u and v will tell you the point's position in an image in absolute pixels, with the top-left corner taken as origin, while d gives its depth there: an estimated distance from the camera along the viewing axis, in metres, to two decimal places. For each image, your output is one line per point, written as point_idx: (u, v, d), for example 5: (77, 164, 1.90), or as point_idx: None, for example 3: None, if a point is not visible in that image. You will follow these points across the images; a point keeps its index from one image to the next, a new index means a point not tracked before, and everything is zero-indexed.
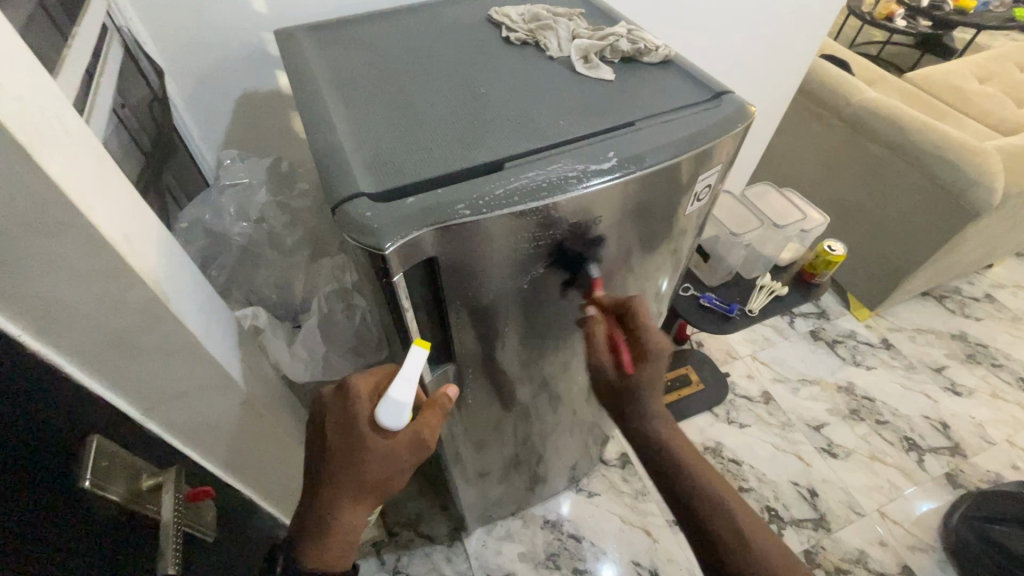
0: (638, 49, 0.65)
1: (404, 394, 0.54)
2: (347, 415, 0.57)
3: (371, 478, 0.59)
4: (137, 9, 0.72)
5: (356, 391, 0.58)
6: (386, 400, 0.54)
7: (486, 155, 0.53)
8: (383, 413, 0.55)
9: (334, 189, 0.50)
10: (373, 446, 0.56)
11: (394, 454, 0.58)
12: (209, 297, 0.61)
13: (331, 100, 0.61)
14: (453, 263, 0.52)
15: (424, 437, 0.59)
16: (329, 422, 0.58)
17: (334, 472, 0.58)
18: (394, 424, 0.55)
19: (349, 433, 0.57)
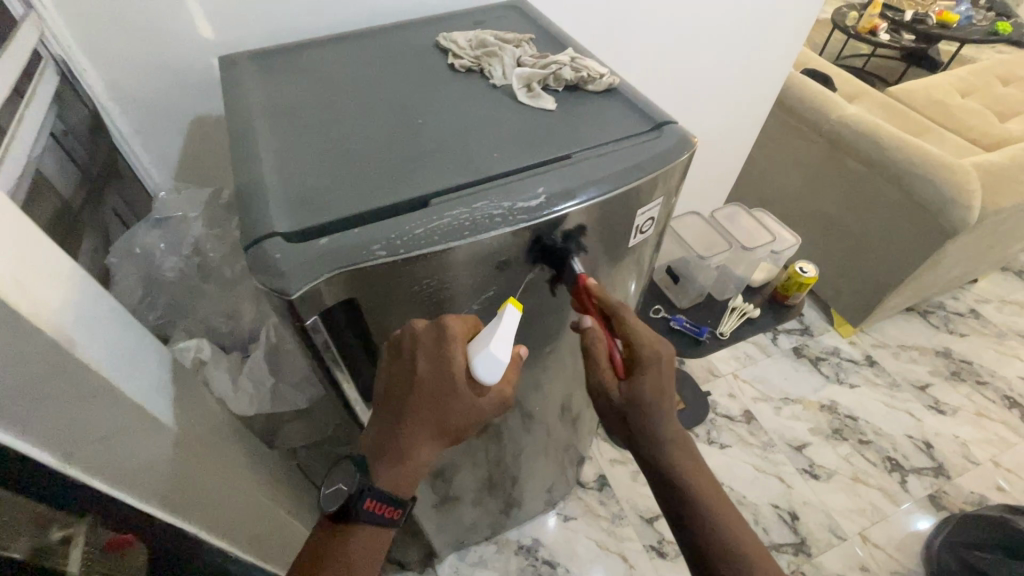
0: (582, 78, 0.63)
1: (504, 351, 0.49)
2: (441, 358, 0.50)
3: (450, 429, 0.53)
4: (76, 36, 0.71)
5: (454, 334, 0.50)
6: (485, 350, 0.49)
7: (412, 191, 0.52)
8: (481, 362, 0.49)
9: (248, 228, 0.49)
10: (461, 395, 0.51)
11: (476, 410, 0.53)
12: (136, 336, 0.59)
13: (262, 131, 0.59)
14: (374, 304, 0.50)
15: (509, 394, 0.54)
16: (421, 359, 0.50)
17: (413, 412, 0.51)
18: (488, 381, 0.50)
19: (438, 377, 0.50)
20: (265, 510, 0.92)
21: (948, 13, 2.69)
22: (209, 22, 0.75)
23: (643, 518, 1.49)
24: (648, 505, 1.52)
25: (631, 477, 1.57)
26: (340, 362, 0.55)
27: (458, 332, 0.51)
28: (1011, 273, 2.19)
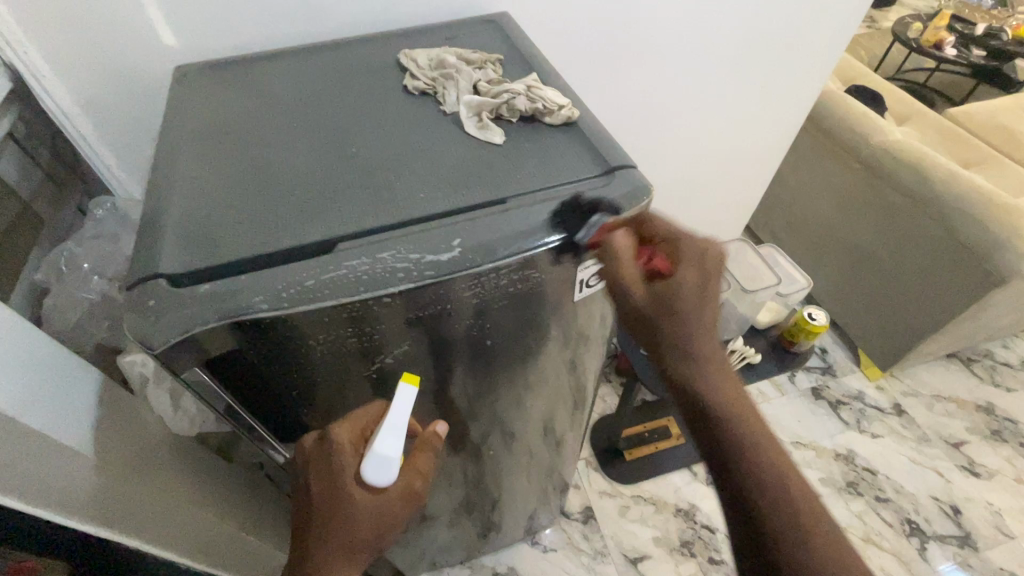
0: (538, 109, 0.57)
1: (390, 445, 0.49)
2: (330, 474, 0.51)
3: (360, 538, 0.52)
4: (32, 40, 0.68)
5: (341, 444, 0.52)
6: (370, 456, 0.49)
7: (318, 234, 0.47)
8: (367, 468, 0.49)
9: (136, 268, 0.45)
10: (362, 500, 0.51)
11: (386, 510, 0.53)
12: (47, 357, 0.58)
13: (186, 154, 0.56)
14: (265, 356, 0.46)
15: (416, 488, 0.54)
16: (315, 477, 0.52)
17: (322, 529, 0.52)
18: (383, 482, 0.50)
19: (333, 489, 0.51)
20: (231, 524, 0.90)
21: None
22: (172, 29, 0.73)
23: (626, 558, 1.41)
24: (634, 544, 1.43)
25: (619, 513, 1.49)
26: (242, 409, 0.52)
27: (345, 440, 0.52)
28: None
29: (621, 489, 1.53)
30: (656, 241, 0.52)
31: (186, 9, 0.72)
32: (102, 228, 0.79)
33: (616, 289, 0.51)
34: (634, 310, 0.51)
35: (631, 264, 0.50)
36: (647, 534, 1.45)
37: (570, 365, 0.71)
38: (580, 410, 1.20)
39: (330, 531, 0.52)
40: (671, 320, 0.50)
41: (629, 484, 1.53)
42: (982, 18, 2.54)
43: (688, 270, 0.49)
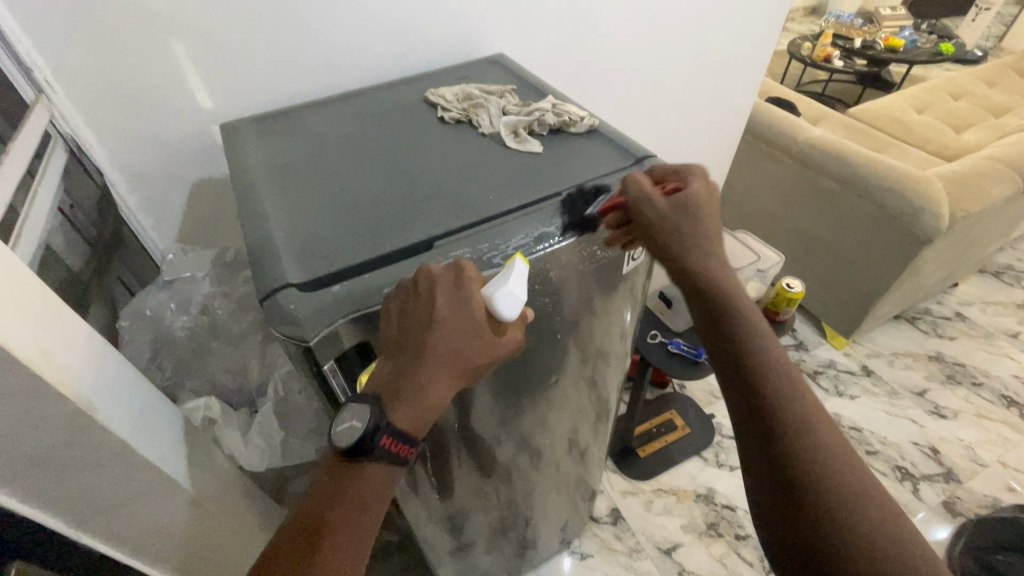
0: (564, 121, 0.68)
1: (519, 290, 0.48)
2: (459, 295, 0.48)
3: (466, 367, 0.49)
4: (82, 116, 0.75)
5: (472, 274, 0.49)
6: (503, 287, 0.48)
7: (416, 236, 0.54)
8: (500, 299, 0.48)
9: (262, 282, 0.51)
10: (487, 327, 0.49)
11: (496, 351, 0.50)
12: (150, 394, 0.61)
13: (267, 189, 0.62)
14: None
15: (520, 347, 0.52)
16: (442, 294, 0.48)
17: (439, 342, 0.47)
18: (508, 319, 0.49)
19: (459, 308, 0.48)
20: None
21: (893, 39, 2.89)
22: (207, 93, 0.80)
23: (661, 549, 1.46)
24: (665, 535, 1.49)
25: (644, 508, 1.55)
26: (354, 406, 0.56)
27: (475, 273, 0.50)
28: (988, 275, 2.26)
29: (642, 486, 1.59)
30: (666, 178, 0.60)
31: (222, 75, 0.79)
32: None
33: (637, 205, 0.56)
34: (659, 219, 0.55)
35: (700, 185, 0.57)
36: (676, 523, 1.51)
37: (610, 350, 0.80)
38: (602, 421, 1.28)
39: (447, 347, 0.47)
40: (690, 228, 0.54)
41: (648, 479, 1.60)
42: (857, 34, 2.98)
43: (699, 184, 0.56)
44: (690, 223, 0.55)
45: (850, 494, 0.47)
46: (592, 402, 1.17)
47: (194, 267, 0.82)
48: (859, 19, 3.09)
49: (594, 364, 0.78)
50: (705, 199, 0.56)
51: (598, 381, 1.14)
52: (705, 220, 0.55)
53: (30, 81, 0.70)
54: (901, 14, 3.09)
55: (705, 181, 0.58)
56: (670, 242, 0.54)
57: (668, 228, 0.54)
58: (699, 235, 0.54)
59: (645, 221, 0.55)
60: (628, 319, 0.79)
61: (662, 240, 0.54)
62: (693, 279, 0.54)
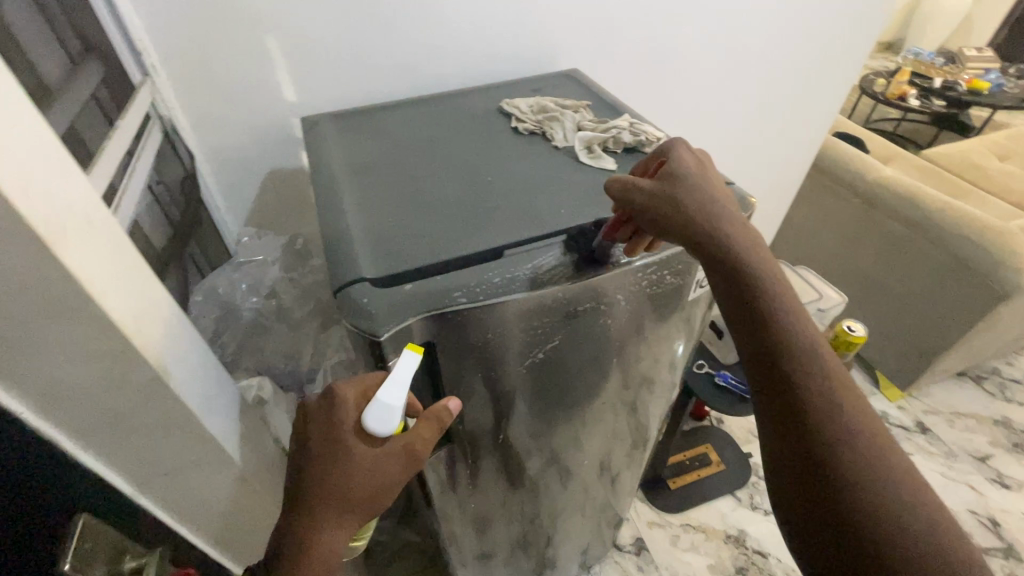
0: (640, 141, 0.68)
1: (395, 398, 0.47)
2: (327, 424, 0.48)
3: (354, 500, 0.47)
4: (180, 101, 0.80)
5: (344, 397, 0.50)
6: (374, 404, 0.47)
7: (488, 242, 0.55)
8: (370, 417, 0.47)
9: (338, 274, 0.52)
10: (359, 450, 0.48)
11: (381, 468, 0.48)
12: (215, 368, 0.62)
13: (345, 184, 0.64)
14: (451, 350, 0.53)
15: (417, 449, 0.50)
16: (313, 431, 0.49)
17: (310, 482, 0.47)
18: (382, 433, 0.47)
19: (330, 437, 0.48)
20: None
21: (976, 81, 2.75)
22: (294, 88, 0.84)
23: None
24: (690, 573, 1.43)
25: (670, 542, 1.50)
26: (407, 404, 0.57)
27: (350, 396, 0.50)
28: None
29: (670, 519, 1.54)
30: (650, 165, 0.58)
31: (309, 72, 0.83)
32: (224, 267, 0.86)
33: (627, 191, 0.53)
34: (656, 198, 0.52)
35: (640, 190, 0.53)
36: (702, 563, 1.45)
37: (656, 376, 0.78)
38: (638, 447, 1.25)
39: (319, 484, 0.47)
40: (701, 223, 0.51)
41: (677, 513, 1.55)
42: (938, 73, 2.85)
43: (686, 155, 0.55)
44: (692, 195, 0.52)
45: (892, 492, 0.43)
46: (630, 426, 1.14)
47: (265, 252, 0.90)
48: (940, 58, 2.96)
49: (635, 390, 0.76)
50: (699, 197, 0.52)
51: (639, 408, 1.11)
52: (720, 204, 0.52)
53: (138, 64, 0.75)
54: (986, 56, 2.95)
55: (694, 155, 0.56)
56: (672, 218, 0.51)
57: (670, 206, 0.51)
58: (710, 208, 0.52)
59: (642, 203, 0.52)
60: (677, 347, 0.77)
61: (667, 217, 0.51)
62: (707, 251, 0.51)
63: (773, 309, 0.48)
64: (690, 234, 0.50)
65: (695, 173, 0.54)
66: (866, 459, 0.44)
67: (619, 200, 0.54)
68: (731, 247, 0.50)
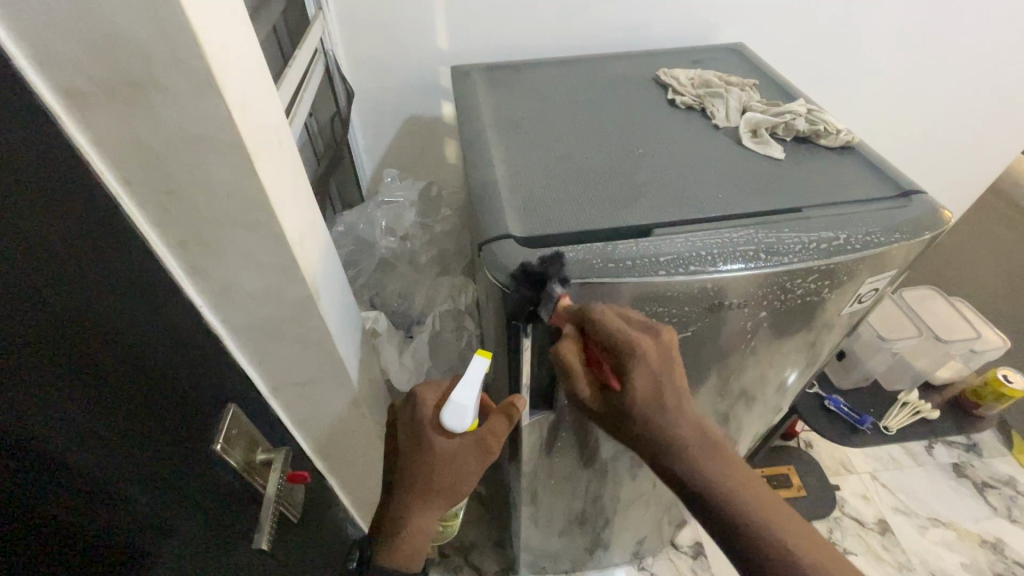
0: (816, 131, 0.61)
1: (467, 399, 0.53)
2: (410, 427, 0.59)
3: (440, 481, 0.58)
4: (344, 38, 0.84)
5: (425, 399, 0.59)
6: (448, 405, 0.54)
7: (638, 216, 0.52)
8: (447, 416, 0.54)
9: (483, 226, 0.52)
10: (440, 446, 0.57)
11: (459, 458, 0.57)
12: (347, 296, 0.66)
13: (492, 137, 0.64)
14: None
15: (490, 439, 0.57)
16: (400, 432, 0.60)
17: (403, 469, 0.59)
18: (456, 427, 0.54)
19: (415, 434, 0.58)
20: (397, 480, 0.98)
21: None
22: (447, 36, 0.84)
23: None
24: None
25: None
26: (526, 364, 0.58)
27: (428, 399, 0.59)
28: None
29: None
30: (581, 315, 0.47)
31: (464, 21, 0.83)
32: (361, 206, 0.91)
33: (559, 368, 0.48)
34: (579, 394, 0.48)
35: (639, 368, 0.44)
36: None
37: (765, 390, 0.73)
38: None
39: (409, 474, 0.58)
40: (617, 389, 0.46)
41: None
42: None
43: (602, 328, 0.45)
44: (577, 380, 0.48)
45: None
46: None
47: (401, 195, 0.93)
48: None
49: (733, 400, 0.70)
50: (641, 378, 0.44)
51: None
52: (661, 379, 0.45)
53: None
54: None
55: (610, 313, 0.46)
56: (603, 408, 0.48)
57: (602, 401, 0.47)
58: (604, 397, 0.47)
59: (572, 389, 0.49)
60: (795, 366, 0.71)
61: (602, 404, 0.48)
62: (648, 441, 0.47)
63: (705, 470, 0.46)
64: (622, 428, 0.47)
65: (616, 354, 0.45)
66: None
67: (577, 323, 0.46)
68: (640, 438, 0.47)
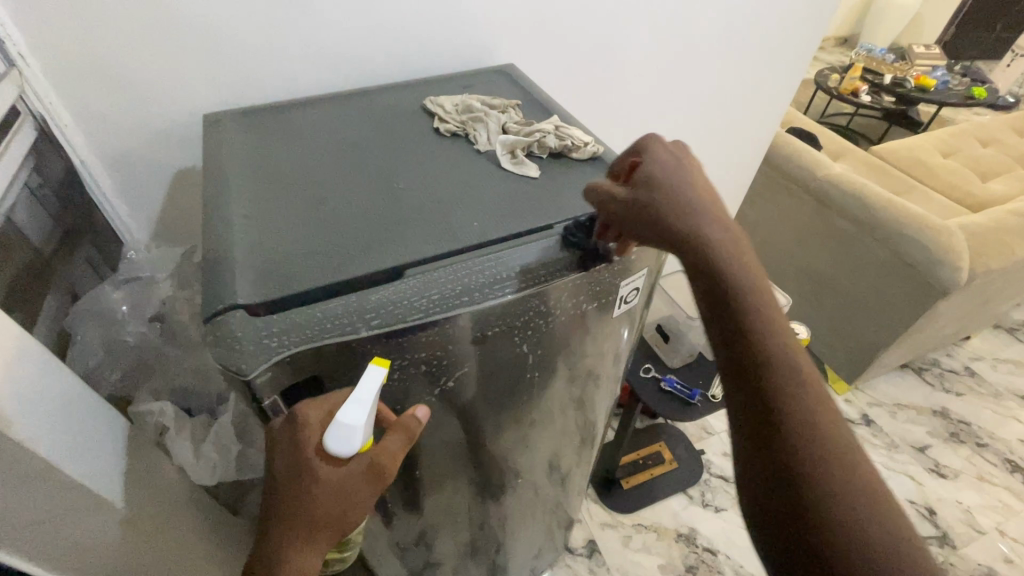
0: (566, 145, 0.63)
1: (355, 420, 0.42)
2: (289, 453, 0.45)
3: (324, 519, 0.46)
4: (62, 95, 0.70)
5: (308, 421, 0.44)
6: (333, 429, 0.42)
7: (389, 258, 0.49)
8: (331, 441, 0.43)
9: (210, 298, 0.46)
10: (324, 476, 0.44)
11: (347, 491, 0.45)
12: (82, 401, 0.57)
13: (237, 191, 0.57)
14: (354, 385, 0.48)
15: (382, 465, 0.45)
16: (276, 457, 0.45)
17: (283, 505, 0.46)
18: (344, 454, 0.43)
19: (295, 463, 0.44)
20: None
21: (925, 78, 2.80)
22: (197, 81, 0.76)
23: None
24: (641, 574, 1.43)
25: (622, 543, 1.49)
26: None
27: (314, 416, 0.44)
28: (1002, 331, 2.18)
29: (622, 519, 1.53)
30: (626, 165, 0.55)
31: (215, 63, 0.75)
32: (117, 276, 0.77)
33: (604, 203, 0.52)
34: (629, 206, 0.50)
35: (666, 154, 0.52)
36: (652, 561, 1.45)
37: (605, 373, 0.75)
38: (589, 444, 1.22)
39: (288, 512, 0.46)
40: (658, 193, 0.49)
41: (630, 513, 1.54)
42: (888, 68, 2.89)
43: (659, 154, 0.52)
44: (654, 194, 0.49)
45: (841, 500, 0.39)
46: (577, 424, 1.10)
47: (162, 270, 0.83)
48: (890, 53, 3.03)
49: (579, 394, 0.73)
50: (666, 168, 0.51)
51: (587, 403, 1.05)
52: (689, 169, 0.51)
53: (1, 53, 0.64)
54: (934, 52, 3.01)
55: (666, 147, 0.53)
56: (644, 221, 0.49)
57: (654, 209, 0.48)
58: (664, 207, 0.48)
59: (617, 211, 0.51)
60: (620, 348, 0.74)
61: (654, 220, 0.48)
62: (698, 258, 0.47)
63: (750, 289, 0.46)
64: (657, 211, 0.48)
65: (673, 170, 0.50)
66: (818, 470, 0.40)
67: (628, 157, 0.55)
68: (683, 220, 0.47)
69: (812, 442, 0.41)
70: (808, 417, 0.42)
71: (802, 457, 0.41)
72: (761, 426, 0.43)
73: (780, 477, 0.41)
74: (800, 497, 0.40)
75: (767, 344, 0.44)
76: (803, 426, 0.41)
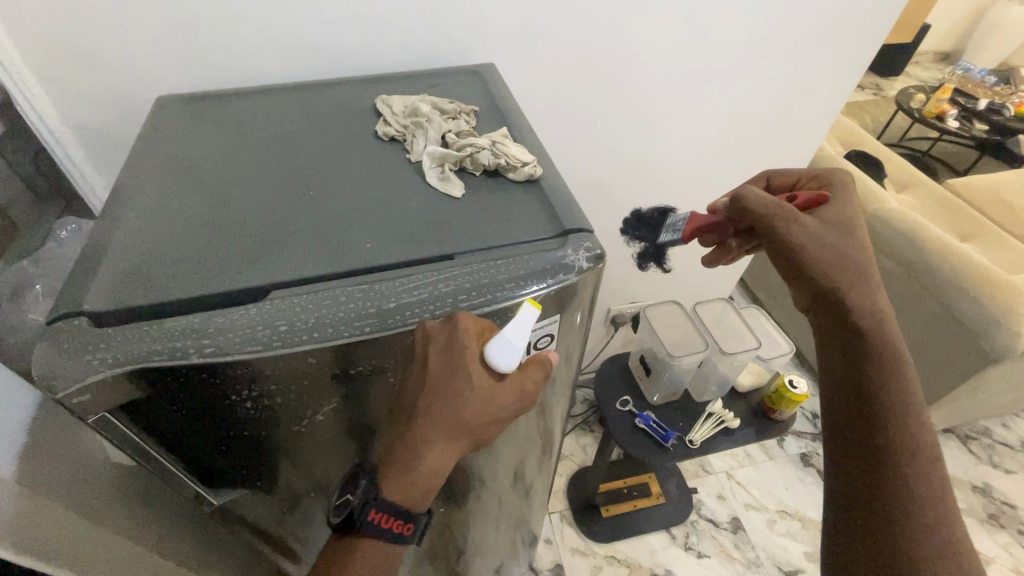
0: (502, 164, 0.57)
1: (519, 339, 0.44)
2: (449, 355, 0.44)
3: (469, 423, 0.46)
4: (29, 65, 0.71)
5: (467, 329, 0.45)
6: (497, 340, 0.44)
7: (256, 276, 0.46)
8: (494, 355, 0.44)
9: (64, 300, 0.44)
10: (478, 381, 0.45)
11: (494, 402, 0.46)
12: None
13: (145, 184, 0.55)
14: (200, 411, 0.45)
15: (528, 391, 0.48)
16: (432, 356, 0.45)
17: (430, 407, 0.46)
18: (504, 370, 0.45)
19: (451, 368, 0.44)
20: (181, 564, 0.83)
21: None
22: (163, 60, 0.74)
23: None
24: None
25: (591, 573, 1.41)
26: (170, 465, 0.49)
27: (470, 325, 0.45)
28: None
29: (595, 548, 1.45)
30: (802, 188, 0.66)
31: (180, 44, 0.74)
32: (70, 246, 0.77)
33: (773, 212, 0.59)
34: (803, 224, 0.58)
35: (850, 193, 0.63)
36: None
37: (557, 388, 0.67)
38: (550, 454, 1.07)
39: (438, 412, 0.46)
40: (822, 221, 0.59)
41: (604, 543, 1.46)
42: (985, 93, 2.57)
43: (844, 194, 0.62)
44: (837, 228, 0.58)
45: (924, 487, 0.49)
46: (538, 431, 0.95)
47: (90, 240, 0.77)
48: (991, 77, 2.69)
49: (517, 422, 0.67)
50: (845, 204, 0.62)
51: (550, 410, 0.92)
52: (852, 204, 0.62)
53: None
54: None
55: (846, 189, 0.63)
56: (821, 244, 0.57)
57: (827, 234, 0.58)
58: (853, 237, 0.58)
59: (771, 223, 0.59)
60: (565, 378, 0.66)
61: (823, 243, 0.57)
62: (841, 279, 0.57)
63: (880, 312, 0.56)
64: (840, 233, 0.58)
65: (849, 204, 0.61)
66: (907, 459, 0.50)
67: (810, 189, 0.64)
68: (853, 248, 0.58)
69: (904, 438, 0.51)
70: (909, 418, 0.52)
71: (895, 446, 0.50)
72: (858, 421, 0.53)
73: (867, 458, 0.51)
74: (886, 478, 0.50)
75: (889, 357, 0.54)
76: (893, 428, 0.51)
